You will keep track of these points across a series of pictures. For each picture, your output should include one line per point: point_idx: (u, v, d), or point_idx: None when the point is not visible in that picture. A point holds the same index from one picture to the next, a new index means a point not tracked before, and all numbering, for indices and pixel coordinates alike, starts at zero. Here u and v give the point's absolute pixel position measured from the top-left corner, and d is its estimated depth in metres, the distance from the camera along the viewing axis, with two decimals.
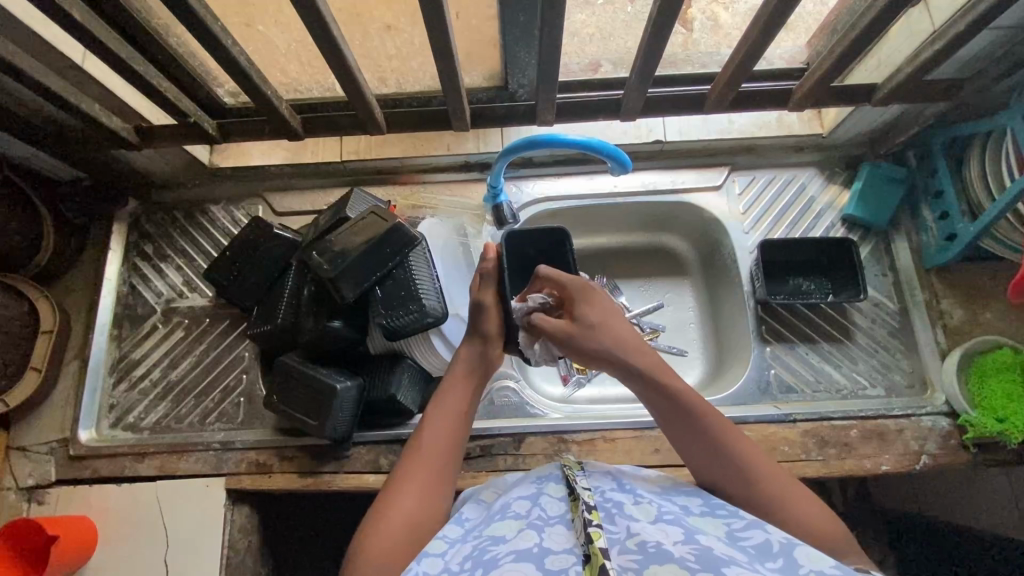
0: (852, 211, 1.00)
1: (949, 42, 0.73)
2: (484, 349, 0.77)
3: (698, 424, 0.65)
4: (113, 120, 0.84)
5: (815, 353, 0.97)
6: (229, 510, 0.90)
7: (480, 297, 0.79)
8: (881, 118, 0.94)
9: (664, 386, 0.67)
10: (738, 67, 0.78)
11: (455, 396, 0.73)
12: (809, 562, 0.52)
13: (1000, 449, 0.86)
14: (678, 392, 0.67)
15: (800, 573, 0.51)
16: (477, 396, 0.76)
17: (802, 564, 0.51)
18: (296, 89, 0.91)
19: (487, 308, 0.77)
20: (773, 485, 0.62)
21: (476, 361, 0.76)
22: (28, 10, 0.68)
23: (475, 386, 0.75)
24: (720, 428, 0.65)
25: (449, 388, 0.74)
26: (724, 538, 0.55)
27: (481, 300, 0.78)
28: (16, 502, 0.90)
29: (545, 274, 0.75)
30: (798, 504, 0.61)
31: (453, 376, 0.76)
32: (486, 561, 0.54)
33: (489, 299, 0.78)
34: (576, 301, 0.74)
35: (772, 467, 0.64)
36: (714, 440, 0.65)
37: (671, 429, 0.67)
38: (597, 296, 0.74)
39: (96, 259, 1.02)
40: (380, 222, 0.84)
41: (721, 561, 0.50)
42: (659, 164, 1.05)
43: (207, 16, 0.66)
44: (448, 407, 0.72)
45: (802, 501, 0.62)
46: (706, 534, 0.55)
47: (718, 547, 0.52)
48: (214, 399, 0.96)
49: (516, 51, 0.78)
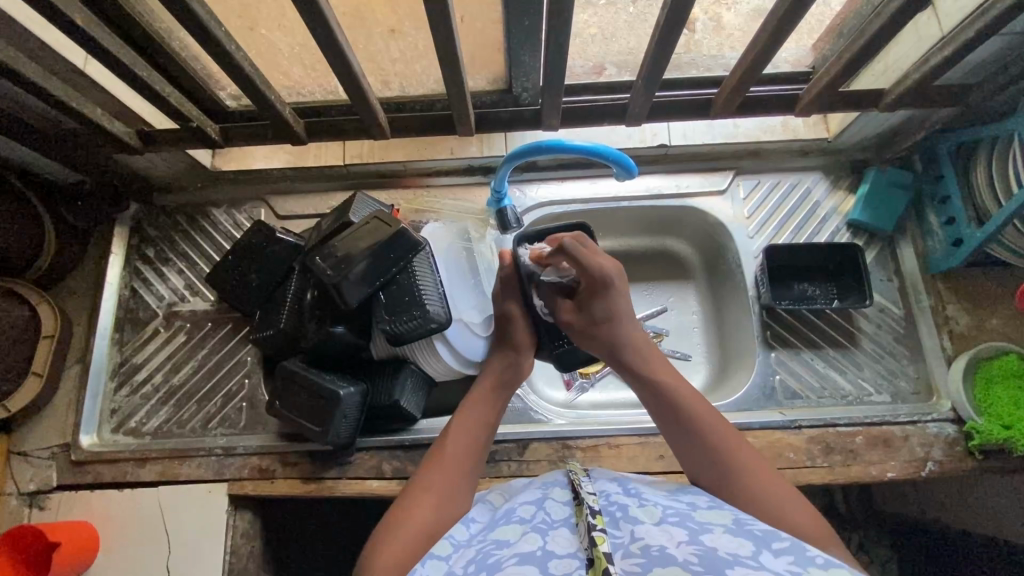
0: (858, 216, 0.99)
1: (960, 47, 0.72)
2: (515, 359, 0.82)
3: (688, 414, 0.69)
4: (115, 124, 0.83)
5: (820, 358, 0.97)
6: (231, 515, 0.89)
7: (507, 307, 0.85)
8: (888, 121, 0.94)
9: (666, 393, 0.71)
10: (748, 71, 0.78)
11: (481, 408, 0.77)
12: (816, 550, 0.51)
13: (1007, 456, 0.86)
14: (681, 400, 0.70)
15: (807, 558, 0.50)
16: (502, 409, 0.80)
17: (809, 550, 0.51)
18: (299, 92, 0.91)
19: (512, 317, 0.84)
20: (755, 484, 0.63)
21: (508, 374, 0.81)
22: (30, 14, 0.67)
23: (502, 401, 0.80)
24: (719, 433, 0.68)
25: (476, 399, 0.78)
26: (731, 527, 0.55)
27: (507, 310, 0.85)
28: (17, 508, 0.90)
29: (572, 253, 0.75)
30: (795, 514, 0.61)
31: (482, 388, 0.80)
32: (489, 565, 0.53)
33: (514, 310, 0.84)
34: (593, 291, 0.77)
35: (757, 464, 0.65)
36: (700, 430, 0.68)
37: (673, 436, 0.70)
38: (614, 279, 0.76)
39: (97, 264, 1.01)
40: (385, 226, 0.82)
41: (726, 562, 0.49)
42: (663, 168, 1.05)
43: (209, 20, 0.65)
44: (473, 417, 0.75)
45: (796, 508, 0.61)
46: (713, 531, 0.54)
47: (724, 546, 0.51)
48: (216, 404, 0.96)
49: (521, 55, 0.77)
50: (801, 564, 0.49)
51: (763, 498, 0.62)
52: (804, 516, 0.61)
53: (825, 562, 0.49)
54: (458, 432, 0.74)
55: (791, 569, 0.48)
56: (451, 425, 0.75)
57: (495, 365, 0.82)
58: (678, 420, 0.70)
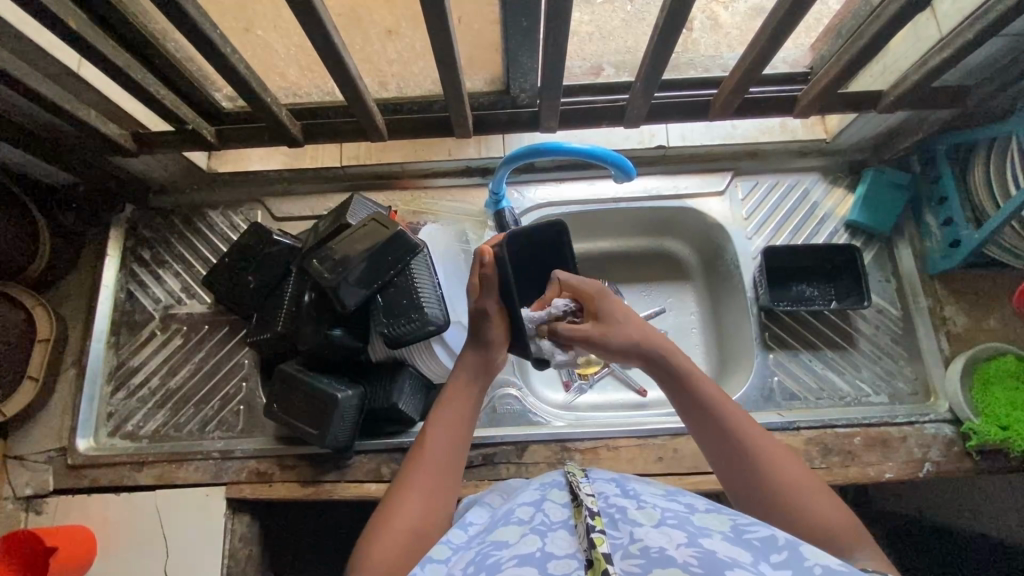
0: (857, 217, 0.99)
1: (958, 50, 0.72)
2: (487, 353, 0.76)
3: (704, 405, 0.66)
4: (111, 127, 0.83)
5: (819, 360, 0.97)
6: (229, 519, 0.89)
7: (484, 303, 0.75)
8: (883, 125, 0.95)
9: (688, 388, 0.68)
10: (749, 71, 0.77)
11: (459, 401, 0.74)
12: (814, 558, 0.50)
13: (1003, 456, 0.86)
14: (703, 396, 0.67)
15: (805, 569, 0.49)
16: (479, 398, 0.76)
17: (807, 559, 0.50)
18: (296, 94, 0.90)
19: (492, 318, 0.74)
20: (775, 471, 0.62)
21: (481, 364, 0.76)
22: (21, 16, 0.66)
23: (480, 390, 0.76)
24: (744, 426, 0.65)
25: (453, 390, 0.74)
26: (729, 535, 0.53)
27: (484, 307, 0.75)
28: (12, 512, 0.89)
29: (564, 280, 0.76)
30: (817, 507, 0.59)
31: (458, 379, 0.75)
32: (489, 566, 0.52)
33: (493, 310, 0.75)
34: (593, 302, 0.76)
35: (780, 453, 0.63)
36: (726, 429, 0.65)
37: (700, 433, 0.67)
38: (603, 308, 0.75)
39: (93, 265, 1.01)
40: (381, 229, 0.81)
41: (725, 565, 0.48)
42: (659, 169, 1.05)
43: (204, 21, 0.65)
44: (450, 412, 0.72)
45: (816, 499, 0.60)
46: (711, 535, 0.53)
47: (723, 550, 0.51)
48: (214, 407, 0.95)
49: (518, 57, 0.76)
50: None
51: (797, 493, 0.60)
52: (830, 517, 0.59)
53: (824, 572, 0.48)
54: (436, 430, 0.71)
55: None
56: (431, 421, 0.72)
57: (470, 360, 0.77)
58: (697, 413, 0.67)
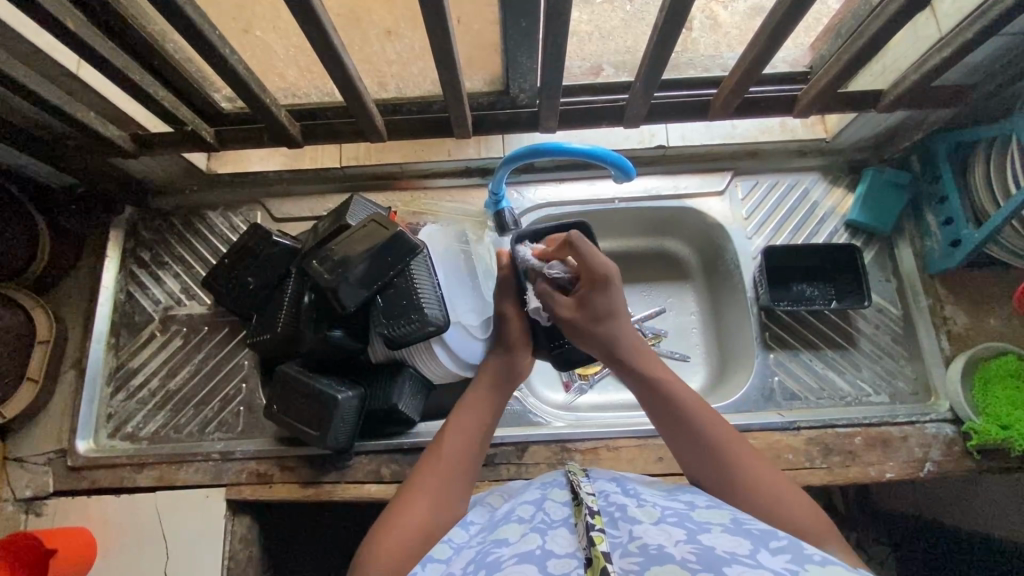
0: (858, 217, 0.99)
1: (958, 49, 0.72)
2: (509, 358, 0.82)
3: (681, 413, 0.69)
4: (110, 128, 0.82)
5: (819, 360, 0.97)
6: (229, 520, 0.89)
7: (503, 308, 0.85)
8: (882, 124, 0.95)
9: (664, 396, 0.70)
10: (749, 70, 0.77)
11: (476, 409, 0.76)
12: (814, 550, 0.50)
13: (1004, 456, 0.86)
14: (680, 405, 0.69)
15: (805, 557, 0.49)
16: (501, 407, 0.79)
17: (807, 550, 0.50)
18: (295, 95, 0.90)
19: (511, 318, 0.83)
20: (754, 474, 0.64)
21: (503, 372, 0.80)
22: (20, 18, 0.66)
23: (502, 398, 0.79)
24: (721, 435, 0.67)
25: (475, 397, 0.78)
26: (729, 527, 0.54)
27: (501, 311, 0.84)
28: (12, 514, 0.89)
29: (578, 247, 0.74)
30: (795, 506, 0.61)
31: (479, 386, 0.79)
32: (489, 564, 0.53)
33: (510, 311, 0.84)
34: (595, 284, 0.74)
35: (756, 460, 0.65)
36: (707, 436, 0.67)
37: (675, 440, 0.69)
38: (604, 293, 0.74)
39: (93, 267, 1.00)
40: (381, 230, 0.81)
41: (723, 559, 0.48)
42: (659, 169, 1.05)
43: (202, 22, 0.64)
44: (470, 417, 0.75)
45: (795, 502, 0.62)
46: (711, 530, 0.53)
47: (721, 544, 0.50)
48: (214, 408, 0.95)
49: (516, 57, 0.76)
50: (800, 562, 0.48)
51: (775, 496, 0.62)
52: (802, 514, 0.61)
53: (822, 560, 0.49)
54: (452, 433, 0.73)
55: (789, 568, 0.47)
56: (448, 426, 0.74)
57: (494, 365, 0.81)
58: (675, 421, 0.69)
